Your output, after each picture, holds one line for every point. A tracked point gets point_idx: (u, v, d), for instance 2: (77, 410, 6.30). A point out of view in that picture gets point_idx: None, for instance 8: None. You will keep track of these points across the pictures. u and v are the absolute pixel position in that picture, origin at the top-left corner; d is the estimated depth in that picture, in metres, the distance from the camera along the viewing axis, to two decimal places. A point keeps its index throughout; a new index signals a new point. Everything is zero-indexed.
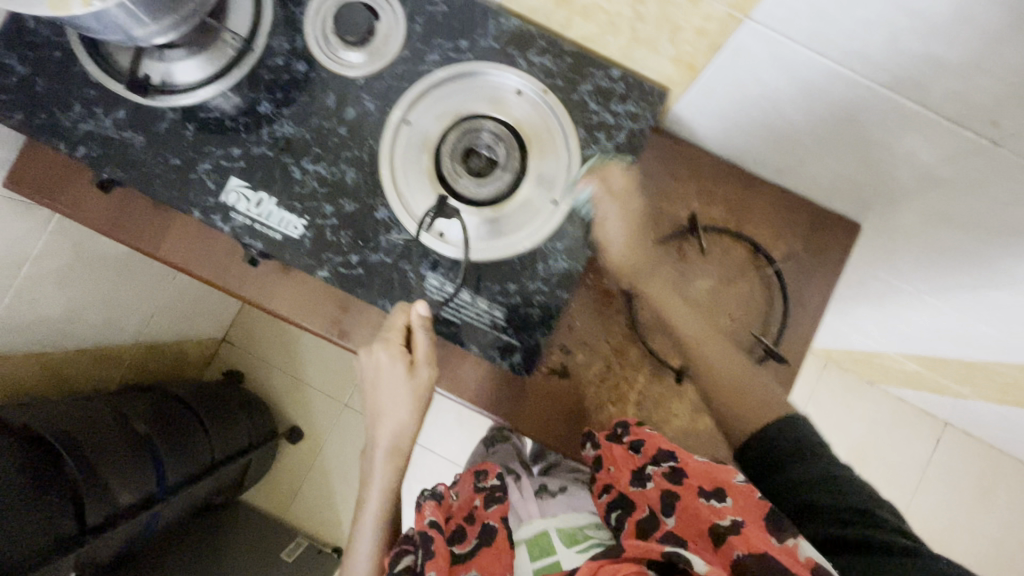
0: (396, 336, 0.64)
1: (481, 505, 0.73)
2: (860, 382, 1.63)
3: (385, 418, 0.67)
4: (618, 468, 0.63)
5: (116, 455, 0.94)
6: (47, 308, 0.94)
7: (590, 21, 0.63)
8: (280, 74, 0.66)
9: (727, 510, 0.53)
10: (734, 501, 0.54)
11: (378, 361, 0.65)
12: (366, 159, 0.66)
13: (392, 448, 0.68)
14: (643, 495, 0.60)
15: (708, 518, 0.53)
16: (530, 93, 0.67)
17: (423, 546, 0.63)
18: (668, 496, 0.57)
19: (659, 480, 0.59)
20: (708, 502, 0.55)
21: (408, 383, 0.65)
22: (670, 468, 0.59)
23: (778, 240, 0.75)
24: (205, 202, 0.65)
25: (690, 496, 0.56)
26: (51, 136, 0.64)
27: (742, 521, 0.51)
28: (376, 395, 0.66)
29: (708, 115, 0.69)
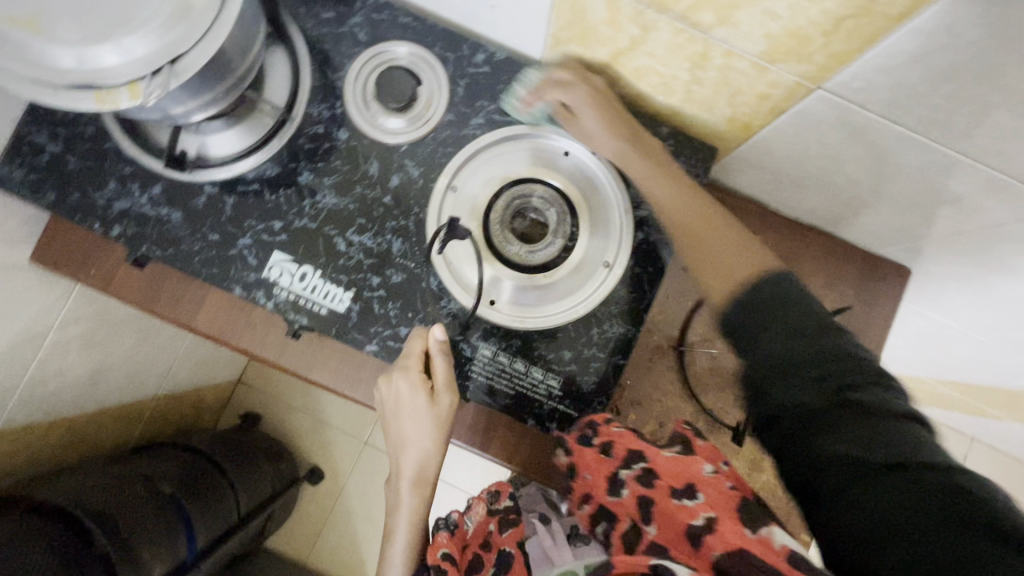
0: (414, 363, 0.61)
1: (496, 529, 0.66)
2: None
3: (409, 448, 0.63)
4: (594, 476, 0.58)
5: (145, 527, 0.91)
6: (70, 374, 0.91)
7: (640, 81, 0.61)
8: (320, 142, 0.64)
9: (699, 508, 0.50)
10: (708, 497, 0.50)
11: (397, 392, 0.61)
12: (412, 228, 0.63)
13: (418, 479, 0.64)
14: (622, 506, 0.55)
15: (682, 518, 0.50)
16: (577, 152, 0.65)
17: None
18: (644, 501, 0.53)
19: (634, 486, 0.55)
20: (680, 501, 0.51)
21: (430, 413, 0.61)
22: (641, 469, 0.55)
23: (829, 289, 0.74)
24: (247, 278, 0.63)
25: (663, 496, 0.53)
26: (87, 216, 0.62)
27: (715, 516, 0.48)
28: (396, 424, 0.63)
29: (760, 168, 0.67)
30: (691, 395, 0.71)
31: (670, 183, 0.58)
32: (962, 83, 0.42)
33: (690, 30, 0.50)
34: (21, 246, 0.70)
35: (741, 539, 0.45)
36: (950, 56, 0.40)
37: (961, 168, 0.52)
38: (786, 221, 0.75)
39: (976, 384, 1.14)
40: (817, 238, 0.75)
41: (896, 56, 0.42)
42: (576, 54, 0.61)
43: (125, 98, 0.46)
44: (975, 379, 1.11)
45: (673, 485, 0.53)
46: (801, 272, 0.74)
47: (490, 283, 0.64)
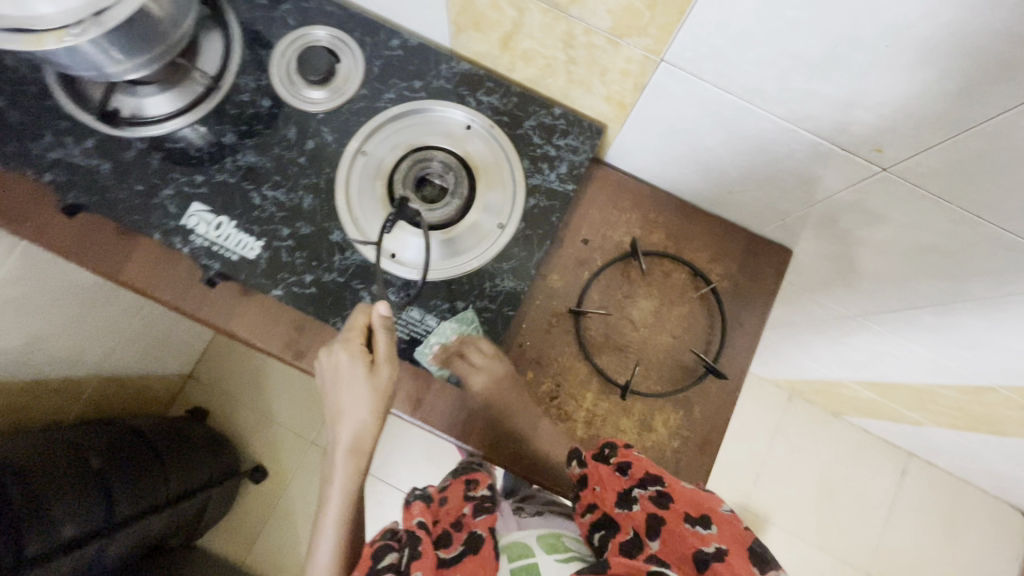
0: (356, 337, 0.65)
1: (469, 513, 0.70)
2: (825, 414, 1.67)
3: (345, 418, 0.64)
4: (603, 488, 0.64)
5: (65, 489, 0.92)
6: (7, 336, 0.94)
7: (531, 64, 0.69)
8: (245, 108, 0.71)
9: (712, 537, 0.58)
10: (719, 529, 0.59)
11: (337, 361, 0.65)
12: (323, 186, 0.70)
13: (354, 448, 0.65)
14: (628, 518, 0.62)
15: (695, 543, 0.57)
16: (478, 127, 0.73)
17: (412, 551, 0.61)
18: (654, 519, 0.60)
19: (646, 504, 0.61)
20: (693, 528, 0.59)
21: (366, 382, 0.64)
22: (658, 491, 0.62)
23: (714, 264, 0.81)
24: (167, 224, 0.68)
25: (676, 521, 0.59)
26: (21, 164, 0.68)
27: (726, 550, 0.57)
28: (334, 394, 0.65)
29: (644, 150, 0.75)
30: (585, 357, 0.76)
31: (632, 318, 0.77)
32: (759, 49, 0.50)
33: (555, 11, 0.58)
34: None
35: None
36: (742, 24, 0.49)
37: (787, 136, 0.60)
38: (677, 203, 0.82)
39: (889, 383, 1.19)
40: (705, 220, 0.82)
41: (703, 26, 0.50)
42: (475, 39, 0.70)
43: (51, 41, 0.53)
44: (886, 377, 1.17)
45: (688, 512, 0.60)
46: (688, 249, 0.81)
47: (391, 235, 0.70)
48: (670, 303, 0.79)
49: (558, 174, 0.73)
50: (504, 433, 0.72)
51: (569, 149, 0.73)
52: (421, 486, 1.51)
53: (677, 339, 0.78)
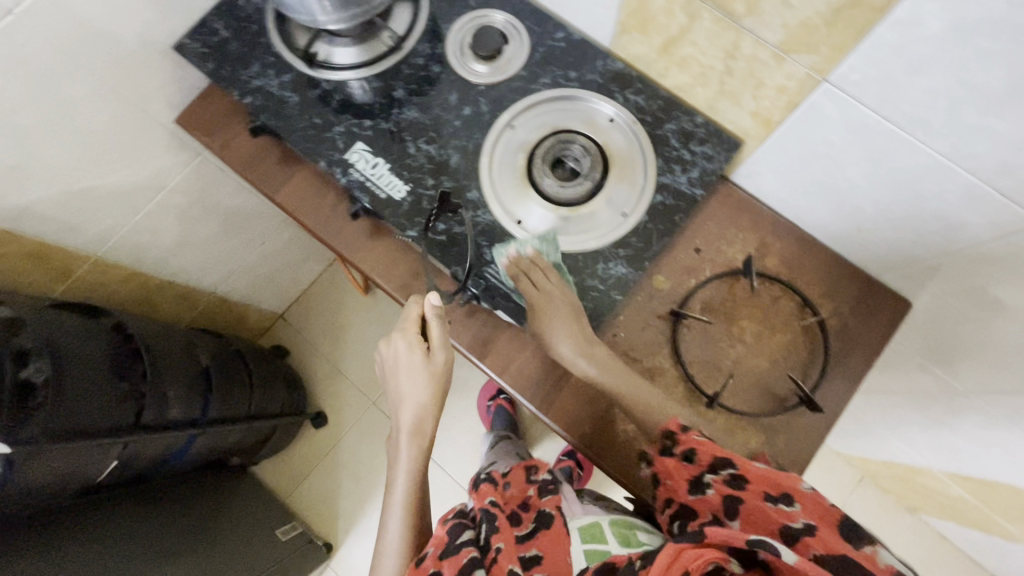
0: (410, 325, 0.75)
1: (535, 494, 0.77)
2: (898, 505, 1.54)
3: (406, 403, 0.74)
4: (674, 480, 0.65)
5: (177, 376, 1.02)
6: (163, 235, 1.08)
7: (685, 70, 0.73)
8: (418, 70, 0.79)
9: (798, 514, 0.56)
10: (804, 505, 0.57)
11: (397, 350, 0.75)
12: (470, 149, 0.77)
13: (415, 431, 0.75)
14: (706, 502, 0.63)
15: (779, 521, 0.57)
16: (620, 121, 0.77)
17: (490, 526, 0.68)
18: (731, 501, 0.61)
19: (721, 488, 0.62)
20: (775, 506, 0.58)
21: (424, 370, 0.74)
22: (730, 475, 0.62)
23: (826, 298, 0.80)
24: (332, 155, 0.77)
25: (754, 500, 0.59)
26: (230, 85, 0.80)
27: (815, 524, 0.55)
28: (396, 379, 0.76)
29: (777, 172, 0.76)
30: (677, 360, 0.77)
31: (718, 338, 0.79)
32: (936, 77, 0.51)
33: (729, 20, 0.62)
34: (173, 107, 0.89)
35: (845, 547, 0.52)
36: (925, 50, 0.50)
37: (941, 173, 0.60)
38: (797, 232, 0.82)
39: (988, 481, 1.09)
40: (823, 254, 0.81)
41: (881, 47, 0.52)
42: (637, 41, 0.75)
43: None
44: (986, 474, 1.07)
45: (767, 491, 0.59)
46: (800, 279, 0.81)
47: (521, 204, 0.75)
48: (772, 327, 0.79)
49: (689, 178, 0.75)
50: (582, 412, 0.75)
51: (705, 156, 0.75)
52: (464, 469, 1.55)
53: (773, 364, 0.78)
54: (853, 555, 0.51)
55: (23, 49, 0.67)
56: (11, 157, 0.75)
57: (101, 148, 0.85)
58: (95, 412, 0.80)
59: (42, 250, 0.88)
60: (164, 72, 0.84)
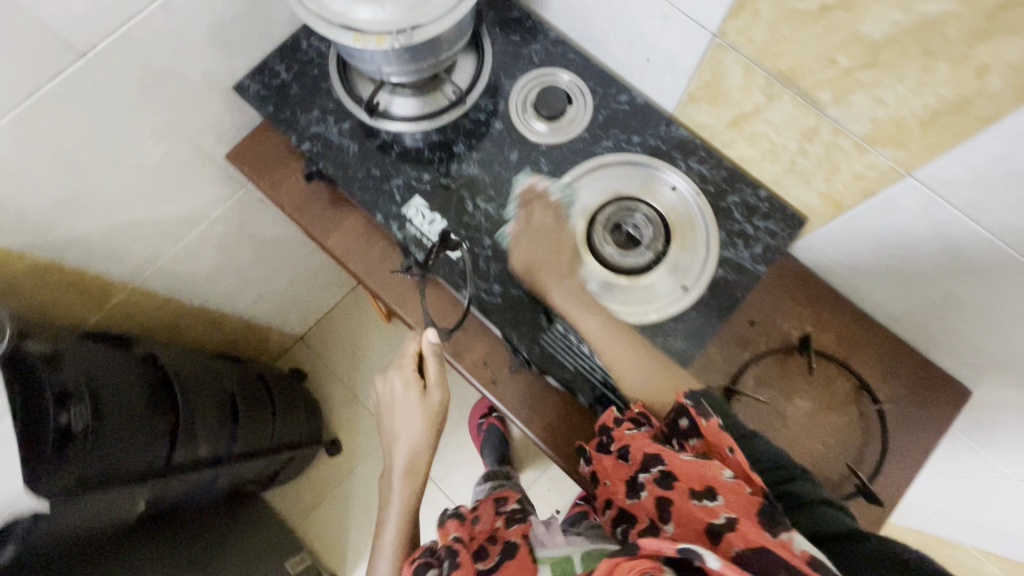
0: (408, 363, 0.79)
1: (503, 525, 0.72)
2: None
3: (399, 440, 0.78)
4: (613, 482, 0.64)
5: (206, 411, 0.99)
6: (201, 264, 1.07)
7: (753, 145, 0.72)
8: (479, 126, 0.79)
9: (720, 509, 0.54)
10: (727, 498, 0.55)
11: (394, 388, 0.79)
12: (530, 210, 0.76)
13: (410, 467, 0.77)
14: (641, 506, 0.60)
15: (702, 517, 0.54)
16: (683, 190, 0.76)
17: (451, 563, 0.64)
18: (662, 502, 0.58)
19: (652, 488, 0.59)
20: (700, 502, 0.55)
21: (420, 406, 0.78)
22: (660, 472, 0.60)
23: (883, 381, 0.78)
24: (389, 209, 0.76)
25: (682, 498, 0.57)
26: (288, 129, 0.79)
27: (736, 517, 0.52)
28: (391, 416, 0.79)
29: (840, 252, 0.75)
30: None
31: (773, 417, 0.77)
32: None
33: (810, 107, 0.61)
34: (225, 143, 0.89)
35: (762, 538, 0.49)
36: None
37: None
38: (854, 309, 0.80)
39: None
40: (879, 333, 0.80)
41: (979, 154, 0.51)
42: (705, 111, 0.74)
43: (373, 43, 0.64)
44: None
45: (693, 486, 0.57)
46: (856, 358, 0.79)
47: (579, 269, 0.74)
48: (827, 407, 0.77)
49: (751, 253, 0.74)
50: None
51: (768, 231, 0.74)
52: None
53: (827, 446, 0.76)
54: (771, 546, 0.47)
55: (90, 89, 0.66)
56: (66, 193, 0.74)
57: (153, 182, 0.84)
58: (122, 456, 0.77)
59: (83, 280, 0.87)
60: (220, 110, 0.83)
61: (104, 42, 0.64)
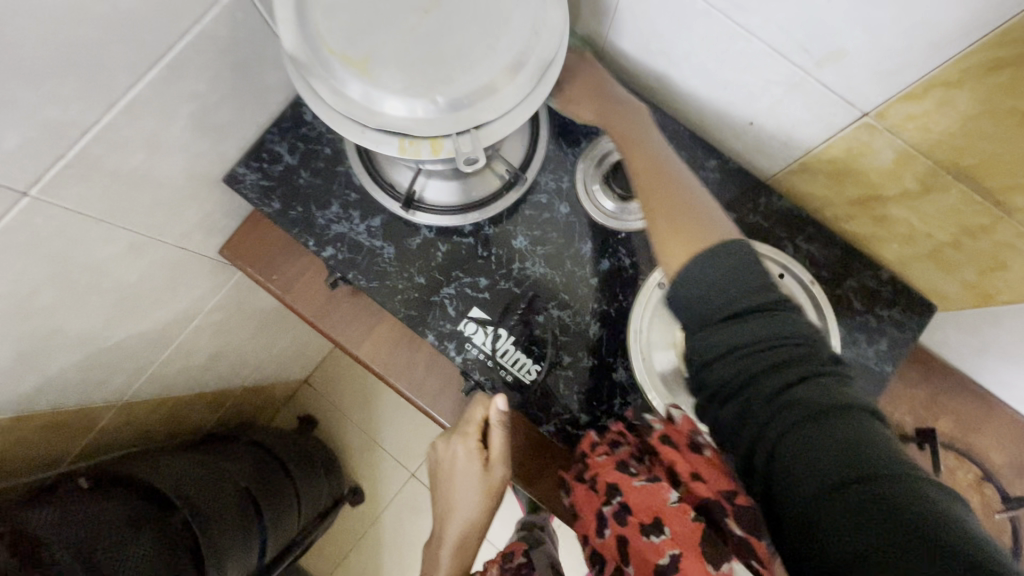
0: (472, 430, 0.59)
1: None
2: None
3: (453, 516, 0.58)
4: (585, 515, 0.53)
5: (229, 534, 0.86)
6: (197, 355, 0.92)
7: (881, 226, 0.60)
8: (541, 212, 0.64)
9: (664, 545, 0.45)
10: (675, 531, 0.45)
11: (453, 455, 0.59)
12: (613, 314, 0.63)
13: (459, 554, 0.58)
14: (606, 546, 0.50)
15: (650, 559, 0.45)
16: (793, 277, 0.63)
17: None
18: (622, 542, 0.48)
19: (613, 525, 0.49)
20: (648, 539, 0.46)
21: (479, 479, 0.58)
22: (616, 504, 0.49)
23: (1010, 471, 0.69)
24: (442, 327, 0.63)
25: (634, 535, 0.47)
26: (303, 231, 0.65)
27: (679, 555, 0.44)
28: (444, 489, 0.59)
29: (973, 339, 0.64)
30: None
31: None
32: None
33: (989, 206, 0.48)
34: (216, 235, 0.72)
35: None
36: None
37: None
38: (976, 390, 0.71)
39: None
40: (1006, 415, 0.70)
41: None
42: (819, 184, 0.61)
43: (427, 151, 0.48)
44: None
45: (645, 519, 0.47)
46: (979, 445, 0.70)
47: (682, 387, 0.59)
48: None
49: (877, 351, 0.63)
50: None
51: (893, 322, 0.63)
52: None
53: None
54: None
55: (43, 228, 0.49)
56: (27, 345, 0.57)
57: (135, 299, 0.68)
58: None
59: (61, 419, 0.71)
60: (211, 203, 0.67)
61: (54, 170, 0.46)
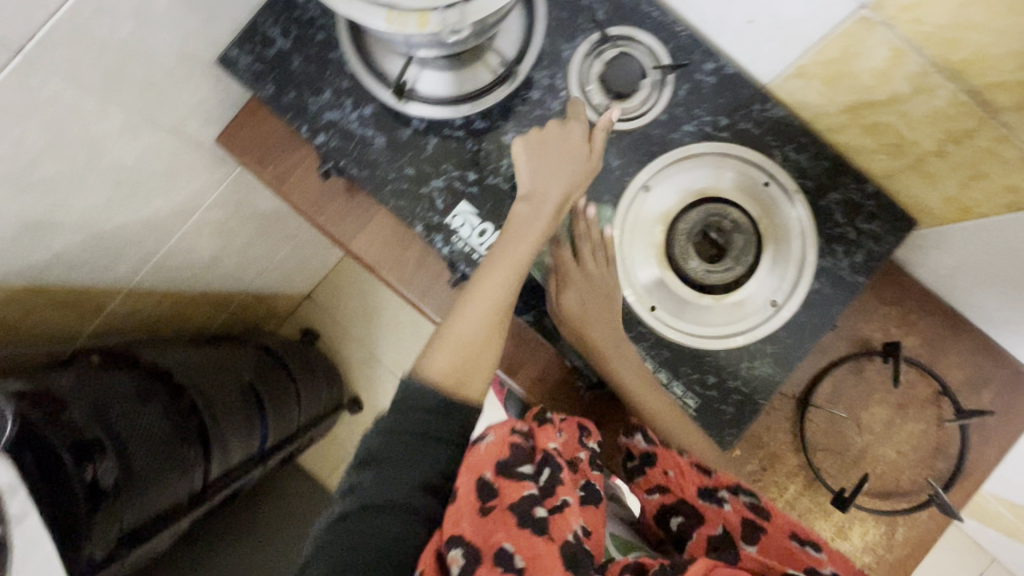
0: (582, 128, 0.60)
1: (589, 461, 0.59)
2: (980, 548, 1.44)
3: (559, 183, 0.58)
4: (680, 476, 0.59)
5: (234, 418, 0.93)
6: (199, 253, 0.95)
7: (870, 135, 0.60)
8: (533, 108, 0.65)
9: (825, 562, 0.49)
10: (830, 554, 0.50)
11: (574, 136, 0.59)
12: (598, 214, 0.65)
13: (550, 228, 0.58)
14: (718, 514, 0.55)
15: (803, 562, 0.49)
16: (778, 186, 0.64)
17: (553, 478, 0.51)
18: (749, 524, 0.53)
19: (740, 507, 0.54)
20: (801, 546, 0.50)
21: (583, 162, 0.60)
22: (751, 500, 0.54)
23: (968, 388, 0.73)
24: (430, 218, 0.65)
25: (780, 535, 0.51)
26: (296, 117, 0.65)
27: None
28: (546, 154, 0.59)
29: (947, 257, 0.66)
30: (802, 451, 0.72)
31: (852, 426, 0.73)
32: None
33: (973, 103, 0.49)
34: (213, 124, 0.73)
35: None
36: None
37: None
38: (947, 311, 0.73)
39: None
40: (971, 335, 0.73)
41: None
42: (813, 90, 0.60)
43: (413, 24, 0.47)
44: None
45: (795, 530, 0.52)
46: (941, 364, 0.73)
47: (657, 287, 0.65)
48: (905, 416, 0.73)
49: (851, 262, 0.65)
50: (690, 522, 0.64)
51: (871, 235, 0.65)
52: None
53: (901, 457, 0.73)
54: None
55: (40, 90, 0.51)
56: (34, 213, 0.61)
57: (135, 183, 0.70)
58: (158, 497, 0.74)
59: (73, 296, 0.76)
60: (205, 87, 0.67)
61: (47, 26, 0.47)
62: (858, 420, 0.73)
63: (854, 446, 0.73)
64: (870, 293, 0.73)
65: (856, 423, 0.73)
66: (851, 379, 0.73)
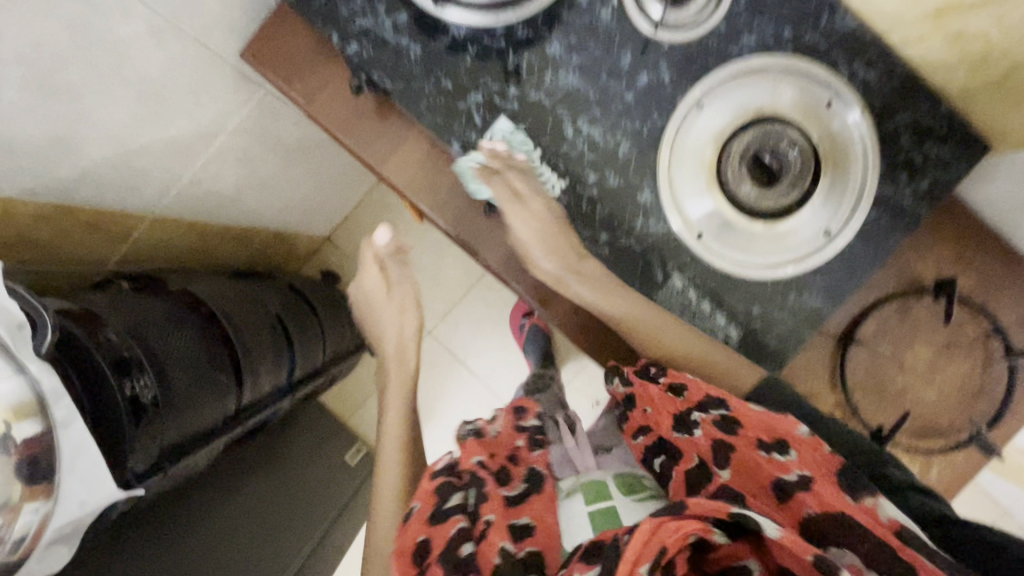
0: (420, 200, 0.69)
1: (524, 446, 0.63)
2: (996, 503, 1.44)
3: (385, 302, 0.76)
4: (656, 411, 0.61)
5: (262, 348, 0.93)
6: (222, 182, 0.92)
7: (953, 47, 0.55)
8: (580, 16, 0.60)
9: (792, 464, 0.51)
10: (798, 452, 0.52)
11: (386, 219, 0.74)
12: (646, 135, 0.61)
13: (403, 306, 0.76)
14: (692, 443, 0.56)
15: (774, 471, 0.51)
16: (841, 106, 0.60)
17: (478, 496, 0.51)
18: (722, 442, 0.54)
19: (710, 429, 0.56)
20: (768, 454, 0.52)
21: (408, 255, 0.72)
22: (720, 416, 0.56)
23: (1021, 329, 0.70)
24: (468, 136, 0.62)
25: (748, 448, 0.53)
26: (327, 24, 0.61)
27: (811, 477, 0.49)
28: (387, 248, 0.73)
29: None
30: (842, 388, 0.71)
31: (896, 365, 0.71)
32: None
33: None
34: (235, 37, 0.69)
35: (845, 504, 0.46)
36: None
37: None
38: (1007, 248, 0.69)
39: None
40: None
41: None
42: None
43: None
44: None
45: (759, 439, 0.54)
46: (995, 304, 0.70)
47: (705, 213, 0.61)
48: (953, 357, 0.70)
49: (914, 191, 0.61)
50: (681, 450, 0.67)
51: (937, 162, 0.61)
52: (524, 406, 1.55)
53: (944, 398, 0.71)
54: (848, 514, 0.45)
55: None
56: (57, 122, 0.58)
57: (158, 97, 0.67)
58: (196, 417, 0.75)
59: (99, 217, 0.75)
60: None
61: None
62: (902, 359, 0.70)
63: (896, 385, 0.71)
64: (927, 228, 0.69)
65: (901, 362, 0.70)
66: (898, 318, 0.70)
